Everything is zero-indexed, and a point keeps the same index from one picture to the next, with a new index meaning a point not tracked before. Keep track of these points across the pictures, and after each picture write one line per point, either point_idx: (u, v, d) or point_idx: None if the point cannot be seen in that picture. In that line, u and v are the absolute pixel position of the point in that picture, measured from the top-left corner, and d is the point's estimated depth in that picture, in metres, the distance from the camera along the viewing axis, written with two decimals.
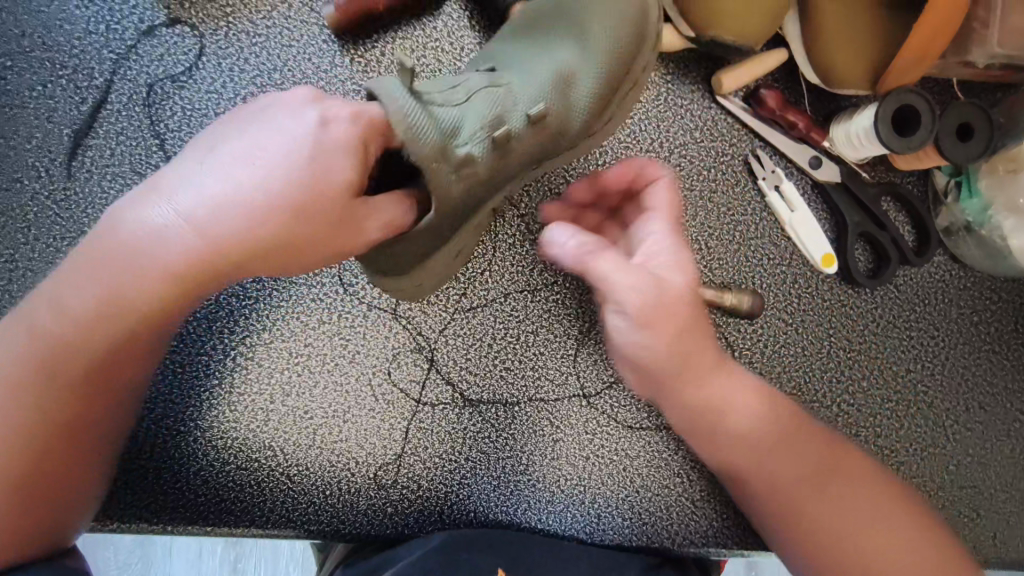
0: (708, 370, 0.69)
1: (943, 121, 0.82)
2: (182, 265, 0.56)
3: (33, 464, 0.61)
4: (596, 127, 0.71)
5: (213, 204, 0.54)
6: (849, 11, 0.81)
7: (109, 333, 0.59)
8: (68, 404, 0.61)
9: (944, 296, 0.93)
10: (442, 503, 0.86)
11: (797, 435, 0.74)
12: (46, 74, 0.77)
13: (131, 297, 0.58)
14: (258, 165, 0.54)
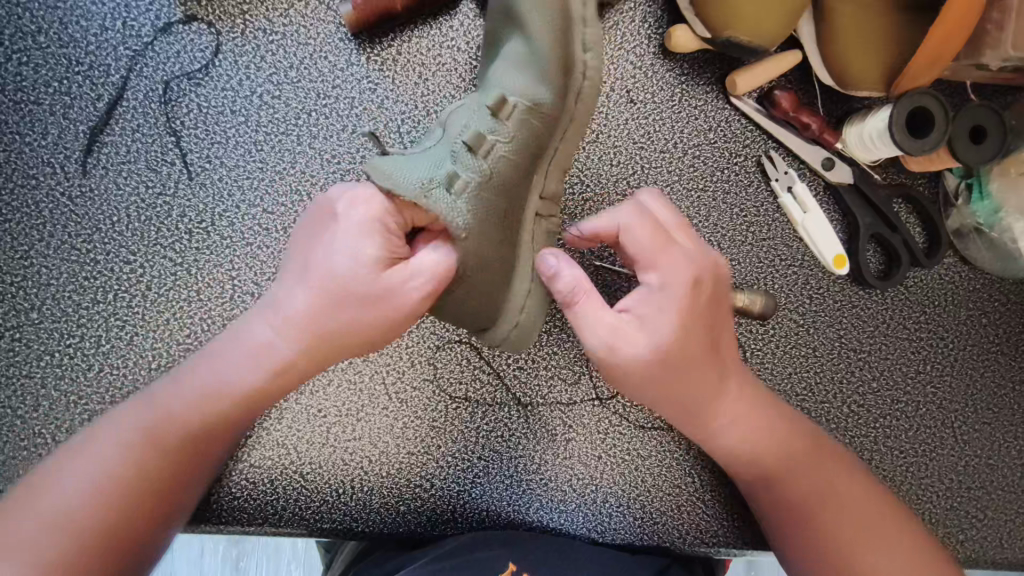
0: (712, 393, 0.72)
1: (957, 123, 0.82)
2: (283, 361, 0.66)
3: (118, 525, 0.61)
4: (574, 90, 0.70)
5: (294, 304, 0.64)
6: (865, 14, 0.81)
7: (210, 420, 0.66)
8: (158, 477, 0.64)
9: (953, 298, 0.93)
10: (454, 502, 0.87)
11: (791, 448, 0.76)
12: (61, 70, 0.77)
13: (232, 389, 0.66)
14: (321, 273, 0.63)
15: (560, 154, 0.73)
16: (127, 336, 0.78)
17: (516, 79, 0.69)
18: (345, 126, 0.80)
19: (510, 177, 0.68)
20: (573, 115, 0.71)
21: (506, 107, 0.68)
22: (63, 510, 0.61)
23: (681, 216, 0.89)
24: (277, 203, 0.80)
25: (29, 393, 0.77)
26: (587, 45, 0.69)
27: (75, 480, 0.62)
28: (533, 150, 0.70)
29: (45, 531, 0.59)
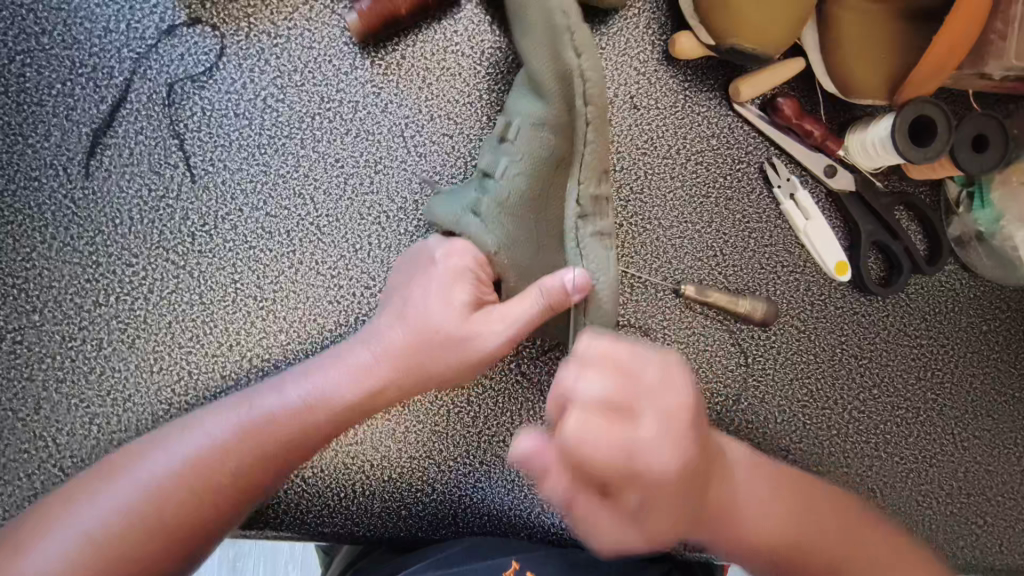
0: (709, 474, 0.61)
1: (959, 132, 0.83)
2: (377, 380, 0.69)
3: (185, 521, 0.63)
4: (577, 98, 0.67)
5: (392, 333, 0.70)
6: (870, 23, 0.81)
7: (295, 427, 0.67)
8: (237, 481, 0.65)
9: (954, 305, 0.94)
10: (456, 507, 0.86)
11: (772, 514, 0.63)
12: (65, 72, 0.77)
13: (325, 402, 0.68)
14: (414, 310, 0.70)
15: (587, 159, 0.69)
16: (129, 338, 0.78)
17: (527, 103, 0.73)
18: (349, 130, 0.80)
19: (535, 192, 0.73)
20: (583, 119, 0.68)
21: (512, 131, 0.73)
22: (135, 504, 0.62)
23: (684, 221, 0.89)
24: (280, 207, 0.79)
25: (30, 396, 0.76)
26: (580, 48, 0.66)
27: (146, 475, 0.64)
28: (552, 164, 0.72)
29: (118, 522, 0.61)
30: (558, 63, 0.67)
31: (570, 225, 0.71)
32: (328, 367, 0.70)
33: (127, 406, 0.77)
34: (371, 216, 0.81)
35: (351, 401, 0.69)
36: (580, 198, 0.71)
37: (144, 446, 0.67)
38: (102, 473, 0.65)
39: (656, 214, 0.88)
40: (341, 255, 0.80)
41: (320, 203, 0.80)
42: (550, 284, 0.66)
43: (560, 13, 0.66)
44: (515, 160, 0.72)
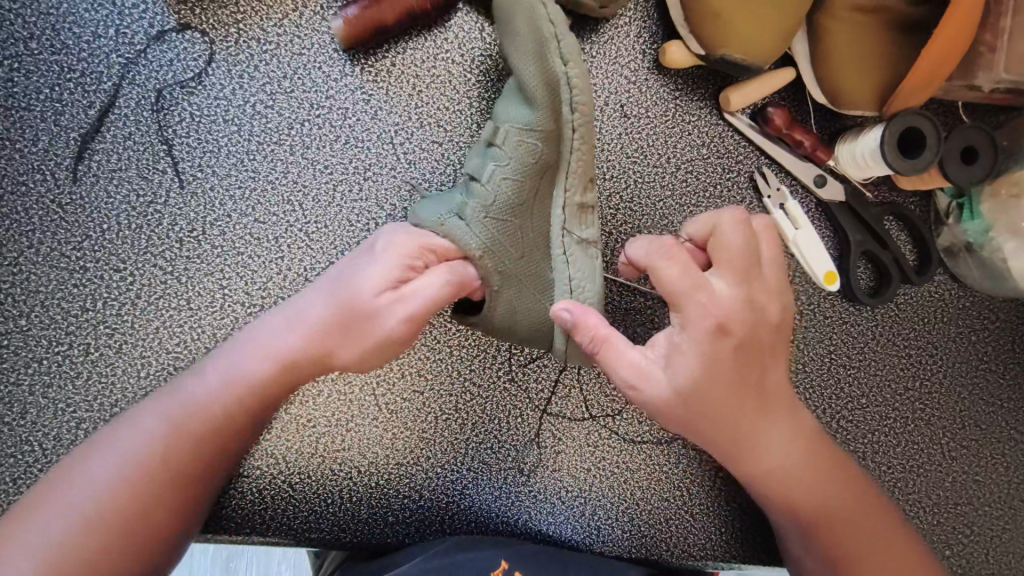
0: (769, 433, 0.69)
1: (948, 144, 0.83)
2: (299, 350, 0.68)
3: (124, 512, 0.63)
4: (565, 104, 0.71)
5: (309, 307, 0.69)
6: (862, 33, 0.81)
7: (224, 401, 0.68)
8: (177, 462, 0.66)
9: (944, 315, 0.94)
10: (443, 513, 0.87)
11: (809, 466, 0.72)
12: (53, 76, 0.77)
13: (249, 375, 0.68)
14: (334, 287, 0.68)
15: (574, 165, 0.73)
16: (116, 344, 0.77)
17: (513, 110, 0.73)
18: (338, 137, 0.80)
19: (522, 198, 0.72)
20: (570, 123, 0.71)
21: (500, 137, 0.72)
22: (83, 509, 0.62)
23: (674, 230, 0.89)
24: (269, 213, 0.79)
25: (16, 400, 0.76)
26: (569, 56, 0.70)
27: (90, 480, 0.64)
28: (539, 171, 0.73)
29: (68, 529, 0.61)
30: (546, 71, 0.70)
31: (557, 224, 0.74)
32: (243, 346, 0.70)
33: (113, 411, 0.77)
34: (360, 223, 0.81)
35: (272, 380, 0.68)
36: (566, 204, 0.74)
37: (80, 456, 0.67)
38: (47, 484, 0.65)
39: (646, 222, 0.88)
40: (330, 262, 0.80)
41: (308, 209, 0.80)
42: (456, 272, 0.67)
43: (547, 20, 0.69)
44: (501, 167, 0.72)
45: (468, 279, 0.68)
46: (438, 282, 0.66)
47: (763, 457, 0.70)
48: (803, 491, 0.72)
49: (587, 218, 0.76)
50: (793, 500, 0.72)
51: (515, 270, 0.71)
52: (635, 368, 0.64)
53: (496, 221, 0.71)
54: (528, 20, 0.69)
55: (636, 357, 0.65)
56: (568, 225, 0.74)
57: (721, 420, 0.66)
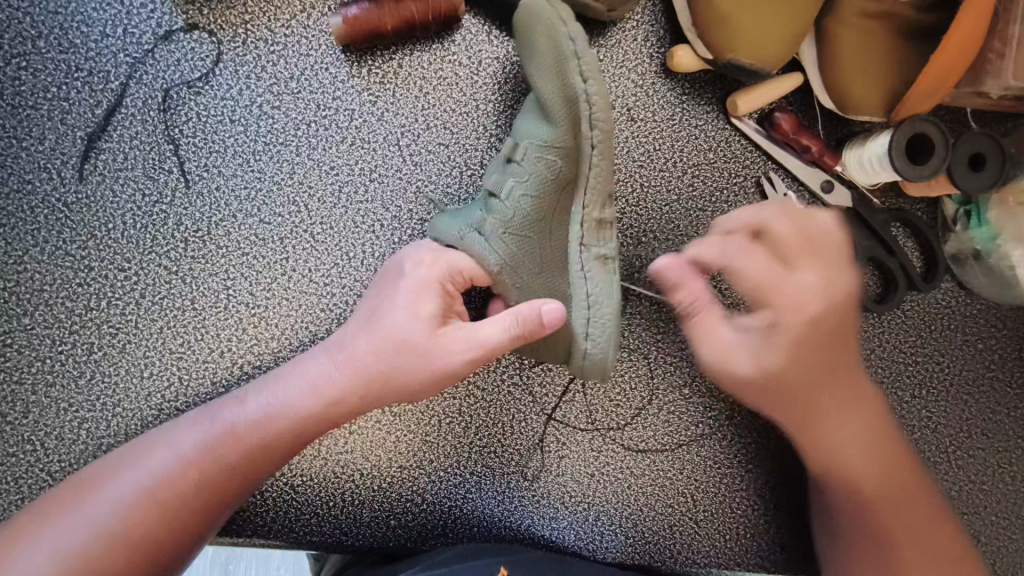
0: (847, 403, 0.77)
1: (956, 151, 0.82)
2: (338, 395, 0.67)
3: (157, 532, 0.64)
4: (585, 121, 0.70)
5: (356, 344, 0.68)
6: (871, 39, 0.81)
7: (270, 445, 0.67)
8: (215, 501, 0.66)
9: (950, 323, 0.93)
10: (446, 517, 0.86)
11: (879, 436, 0.78)
12: (61, 76, 0.76)
13: (294, 417, 0.67)
14: (379, 324, 0.67)
15: (594, 183, 0.73)
16: (119, 344, 0.77)
17: (534, 125, 0.73)
18: (345, 138, 0.80)
19: (542, 213, 0.72)
20: (590, 143, 0.71)
21: (521, 151, 0.73)
22: (107, 524, 0.62)
23: (680, 235, 0.89)
24: (274, 213, 0.79)
25: (18, 400, 0.76)
26: (589, 76, 0.69)
27: (118, 493, 0.64)
28: (559, 182, 0.72)
29: (92, 537, 0.62)
30: (566, 89, 0.70)
31: (575, 239, 0.74)
32: (293, 378, 0.69)
33: (116, 411, 0.77)
34: (365, 224, 0.80)
35: (308, 414, 0.67)
36: (584, 219, 0.73)
37: (112, 466, 0.68)
38: (73, 488, 0.66)
39: (651, 226, 0.88)
40: (334, 263, 0.80)
41: (314, 210, 0.80)
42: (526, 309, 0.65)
43: (569, 40, 0.68)
44: (523, 179, 0.72)
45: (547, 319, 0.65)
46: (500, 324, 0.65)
47: (858, 425, 0.77)
48: (860, 452, 0.77)
49: (607, 233, 0.75)
50: (840, 458, 0.78)
51: (531, 281, 0.72)
52: (722, 347, 0.76)
53: (512, 237, 0.71)
54: (547, 34, 0.69)
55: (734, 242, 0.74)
56: (587, 240, 0.74)
57: (811, 371, 0.76)
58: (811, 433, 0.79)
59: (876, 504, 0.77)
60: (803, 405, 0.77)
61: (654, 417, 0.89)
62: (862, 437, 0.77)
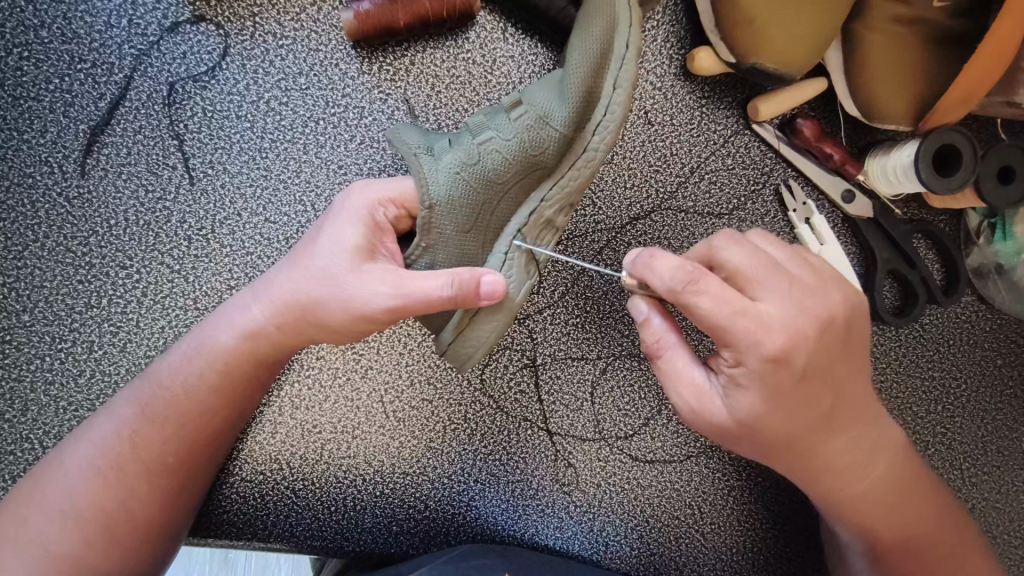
0: (837, 417, 0.65)
1: (985, 164, 0.79)
2: (270, 334, 0.66)
3: (115, 500, 0.65)
4: (593, 121, 0.64)
5: (274, 280, 0.66)
6: (901, 45, 0.78)
7: (201, 388, 0.67)
8: (159, 456, 0.67)
9: (969, 338, 0.91)
10: (449, 525, 0.85)
11: (864, 441, 0.69)
12: (64, 66, 0.74)
13: (220, 356, 0.67)
14: (299, 259, 0.64)
15: (564, 185, 0.66)
16: (120, 342, 0.76)
17: (547, 92, 0.65)
18: (354, 136, 0.78)
19: (500, 178, 0.66)
20: (585, 147, 0.65)
21: (520, 111, 0.66)
22: (65, 504, 0.64)
23: (694, 242, 0.86)
24: (280, 213, 0.77)
25: (18, 397, 0.75)
26: (621, 82, 0.63)
27: (72, 470, 0.66)
28: (531, 161, 0.66)
29: (60, 526, 0.63)
30: (593, 83, 0.64)
31: (513, 226, 0.66)
32: (217, 321, 0.68)
33: None
34: None
35: (235, 353, 0.67)
36: (537, 211, 0.66)
37: (59, 450, 0.68)
38: (30, 481, 0.66)
39: (665, 233, 0.86)
40: None
41: (321, 210, 0.78)
42: (465, 275, 0.59)
43: (625, 25, 0.63)
44: (505, 136, 0.65)
45: (485, 288, 0.59)
46: (434, 282, 0.59)
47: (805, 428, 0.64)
48: (838, 468, 0.68)
49: (546, 235, 0.69)
50: (840, 472, 0.69)
51: (454, 234, 0.66)
52: (698, 389, 0.62)
53: (462, 181, 0.65)
54: (608, 6, 0.64)
55: (701, 377, 0.62)
56: (525, 235, 0.67)
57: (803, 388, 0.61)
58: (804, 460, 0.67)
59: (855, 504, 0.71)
60: (810, 425, 0.64)
61: (663, 427, 0.87)
62: (845, 448, 0.67)
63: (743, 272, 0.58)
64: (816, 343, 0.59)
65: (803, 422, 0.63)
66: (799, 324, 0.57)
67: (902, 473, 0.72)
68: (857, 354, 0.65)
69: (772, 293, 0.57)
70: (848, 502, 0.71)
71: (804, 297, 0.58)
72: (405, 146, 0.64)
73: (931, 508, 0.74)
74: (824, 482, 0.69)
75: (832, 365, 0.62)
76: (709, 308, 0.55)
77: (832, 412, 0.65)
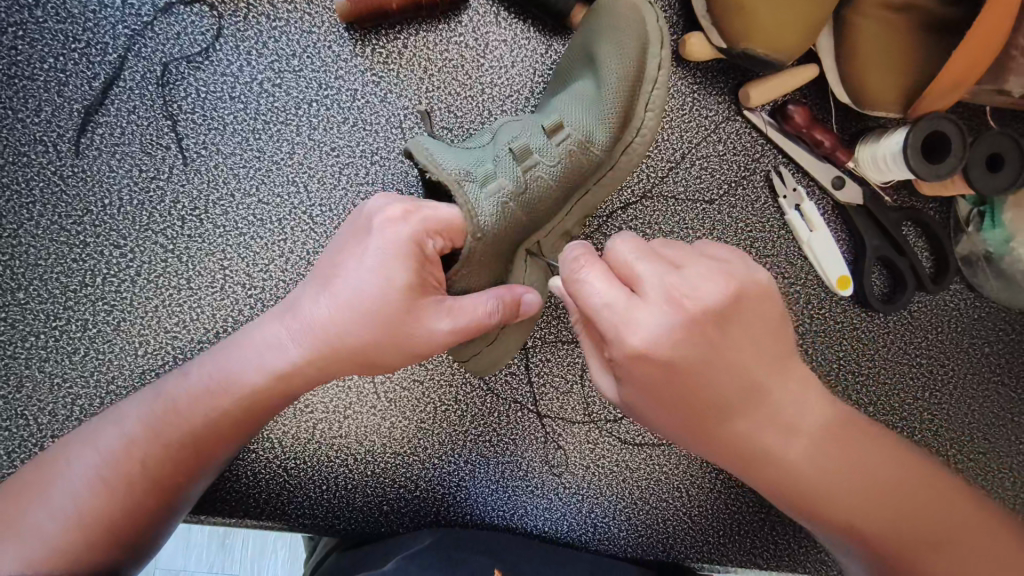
0: (743, 398, 0.58)
1: (974, 150, 0.79)
2: (294, 367, 0.64)
3: (118, 513, 0.63)
4: (627, 144, 0.71)
5: (306, 310, 0.63)
6: (890, 33, 0.78)
7: (216, 417, 0.65)
8: (170, 472, 0.65)
9: (957, 326, 0.92)
10: (439, 504, 0.86)
11: (788, 423, 0.60)
12: (58, 46, 0.75)
13: (235, 383, 0.64)
14: (334, 289, 0.62)
15: (590, 197, 0.74)
16: (114, 321, 0.76)
17: (584, 113, 0.69)
18: (346, 119, 0.78)
19: (539, 201, 0.69)
20: (615, 165, 0.71)
21: (559, 133, 0.68)
22: (70, 509, 0.62)
23: (685, 227, 0.87)
24: (273, 193, 0.78)
25: (13, 373, 0.76)
26: (652, 105, 0.69)
27: (78, 476, 0.63)
28: (569, 182, 0.70)
29: (60, 526, 0.61)
30: (629, 109, 0.69)
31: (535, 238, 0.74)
32: (236, 347, 0.65)
33: (110, 389, 0.76)
34: None
35: (264, 389, 0.64)
36: (559, 226, 0.75)
37: (66, 452, 0.66)
38: (31, 478, 0.64)
39: (655, 218, 0.87)
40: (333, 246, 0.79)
41: (314, 192, 0.78)
42: (508, 293, 0.65)
43: (656, 49, 0.69)
44: (548, 157, 0.68)
45: (524, 305, 0.66)
46: (483, 303, 0.63)
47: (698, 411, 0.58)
48: (763, 458, 0.60)
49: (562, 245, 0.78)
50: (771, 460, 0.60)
51: (488, 260, 0.67)
52: None
53: (509, 210, 0.66)
54: (639, 30, 0.69)
55: None
56: (546, 249, 0.76)
57: (686, 369, 0.55)
58: (722, 448, 0.60)
59: (811, 498, 0.60)
60: (711, 410, 0.58)
61: None
62: (765, 431, 0.59)
63: (628, 269, 0.56)
64: (687, 333, 0.54)
65: (703, 402, 0.58)
66: (676, 328, 0.54)
67: (847, 458, 0.61)
68: (750, 331, 0.57)
69: (651, 295, 0.54)
70: (788, 491, 0.61)
71: (687, 299, 0.54)
72: (448, 176, 0.62)
73: (922, 497, 0.61)
74: (757, 474, 0.61)
75: (718, 345, 0.56)
76: (582, 294, 0.56)
77: (729, 393, 0.57)
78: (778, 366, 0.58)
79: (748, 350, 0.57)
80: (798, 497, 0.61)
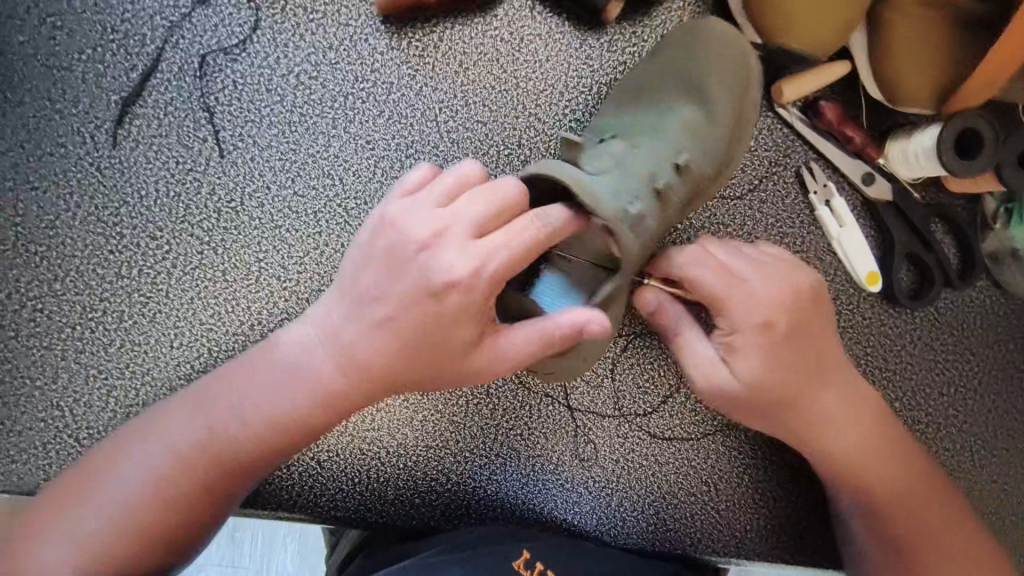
0: (785, 347, 0.73)
1: (1008, 146, 0.79)
2: (367, 370, 0.61)
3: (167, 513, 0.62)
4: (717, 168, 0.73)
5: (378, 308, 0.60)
6: (923, 30, 0.79)
7: (278, 421, 0.63)
8: (225, 473, 0.63)
9: (983, 322, 0.92)
10: (470, 498, 0.86)
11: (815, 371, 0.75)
12: (96, 37, 0.75)
13: (302, 384, 0.62)
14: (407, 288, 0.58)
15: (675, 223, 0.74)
16: (150, 313, 0.76)
17: (681, 141, 0.71)
18: (382, 112, 0.79)
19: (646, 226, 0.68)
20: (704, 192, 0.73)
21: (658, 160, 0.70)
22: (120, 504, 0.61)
23: (715, 223, 0.87)
24: (308, 186, 0.78)
25: (48, 364, 0.75)
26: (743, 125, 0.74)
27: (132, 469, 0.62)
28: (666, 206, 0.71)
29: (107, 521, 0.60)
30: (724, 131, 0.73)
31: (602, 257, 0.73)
32: (308, 344, 0.63)
33: (146, 381, 0.76)
34: None
35: (334, 391, 0.62)
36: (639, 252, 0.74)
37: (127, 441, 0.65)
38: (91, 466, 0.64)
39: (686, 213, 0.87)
40: None
41: (349, 184, 0.78)
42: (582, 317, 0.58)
43: (757, 72, 0.75)
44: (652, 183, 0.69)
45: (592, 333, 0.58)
46: (556, 319, 0.58)
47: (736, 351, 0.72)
48: (794, 395, 0.74)
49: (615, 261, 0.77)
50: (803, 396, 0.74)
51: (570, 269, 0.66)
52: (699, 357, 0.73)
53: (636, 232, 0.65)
54: (745, 54, 0.74)
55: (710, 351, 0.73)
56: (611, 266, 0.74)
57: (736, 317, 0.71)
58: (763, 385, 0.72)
59: (818, 429, 0.76)
60: (755, 351, 0.72)
61: (681, 406, 0.88)
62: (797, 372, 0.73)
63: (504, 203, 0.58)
64: (731, 285, 0.72)
65: (738, 348, 0.72)
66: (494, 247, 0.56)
67: (853, 405, 0.77)
68: (804, 293, 0.74)
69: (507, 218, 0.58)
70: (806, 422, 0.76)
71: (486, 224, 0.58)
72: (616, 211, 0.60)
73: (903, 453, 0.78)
74: (790, 407, 0.74)
75: (768, 299, 0.72)
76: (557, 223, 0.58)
77: (776, 339, 0.72)
78: (817, 328, 0.75)
79: (793, 309, 0.73)
80: (809, 430, 0.76)
